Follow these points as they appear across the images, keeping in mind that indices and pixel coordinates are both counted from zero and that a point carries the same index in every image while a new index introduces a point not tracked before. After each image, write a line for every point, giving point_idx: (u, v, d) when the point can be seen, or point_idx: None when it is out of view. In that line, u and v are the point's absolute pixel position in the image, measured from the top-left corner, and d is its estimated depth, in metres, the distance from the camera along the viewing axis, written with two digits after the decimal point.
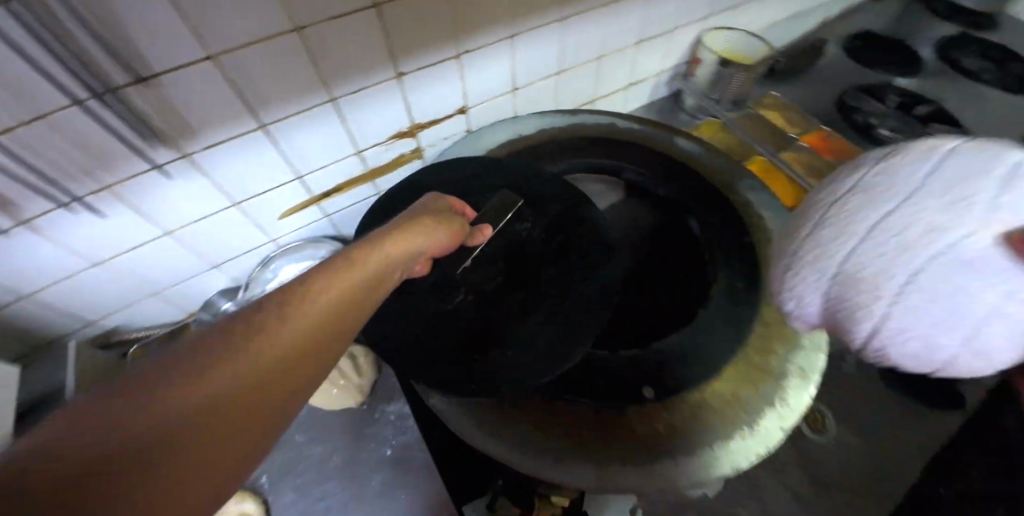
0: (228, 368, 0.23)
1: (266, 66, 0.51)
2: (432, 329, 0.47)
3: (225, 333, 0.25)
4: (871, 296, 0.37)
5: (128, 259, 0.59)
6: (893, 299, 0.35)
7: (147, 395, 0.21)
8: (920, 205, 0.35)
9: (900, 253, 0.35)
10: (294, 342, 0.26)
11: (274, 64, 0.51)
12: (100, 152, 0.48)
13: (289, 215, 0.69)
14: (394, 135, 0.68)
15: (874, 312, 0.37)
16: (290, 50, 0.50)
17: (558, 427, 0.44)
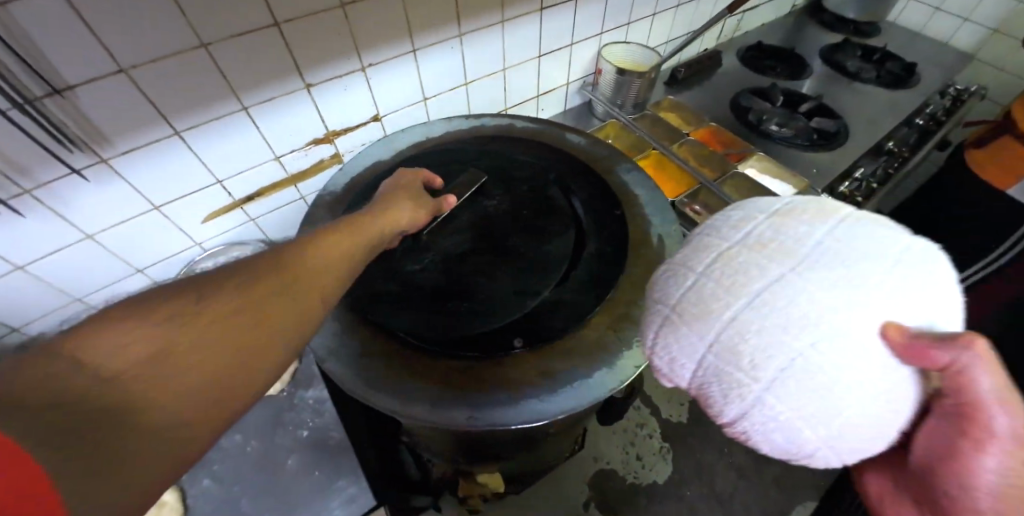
0: (201, 358, 0.26)
1: (178, 79, 0.57)
2: (399, 284, 0.56)
3: (200, 318, 0.28)
4: (732, 374, 0.30)
5: (51, 263, 0.63)
6: (770, 388, 0.29)
7: (128, 377, 0.24)
8: (791, 273, 0.29)
9: (742, 310, 0.30)
10: (258, 337, 0.30)
11: (186, 76, 0.57)
12: (18, 158, 0.52)
13: (215, 218, 0.74)
14: (312, 142, 0.75)
15: (742, 395, 0.30)
16: (200, 64, 0.57)
17: (445, 375, 0.50)
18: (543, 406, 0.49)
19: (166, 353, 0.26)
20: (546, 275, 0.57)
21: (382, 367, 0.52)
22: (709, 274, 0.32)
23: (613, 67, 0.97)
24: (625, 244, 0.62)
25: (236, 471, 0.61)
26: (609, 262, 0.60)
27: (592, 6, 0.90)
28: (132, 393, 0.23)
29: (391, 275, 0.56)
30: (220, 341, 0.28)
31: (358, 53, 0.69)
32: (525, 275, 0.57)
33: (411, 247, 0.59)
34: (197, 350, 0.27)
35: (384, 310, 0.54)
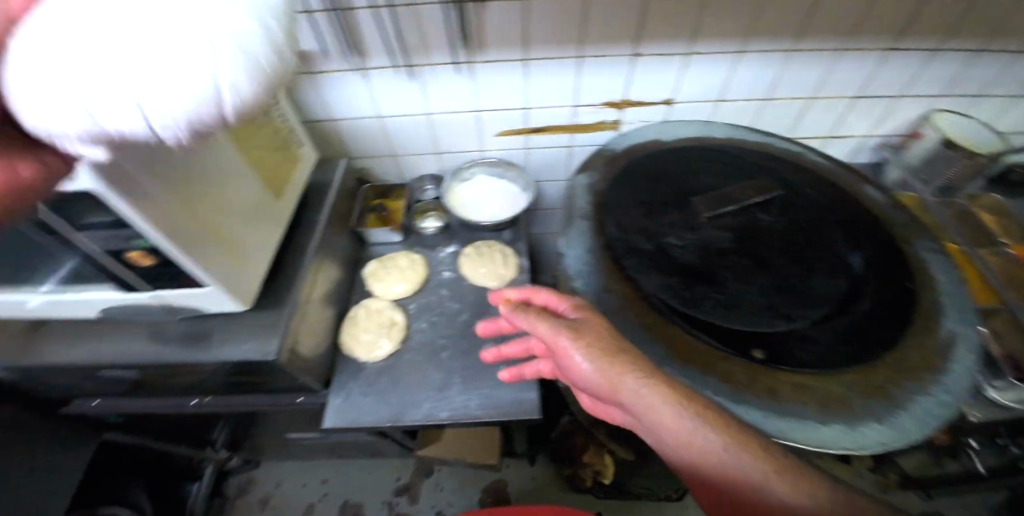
0: None
1: (553, 17, 0.68)
2: (659, 250, 0.60)
3: None
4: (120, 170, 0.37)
5: (397, 122, 0.82)
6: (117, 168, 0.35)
7: None
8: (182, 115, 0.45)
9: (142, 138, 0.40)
10: None
11: (560, 17, 0.68)
12: (429, 40, 0.69)
13: (504, 135, 0.86)
14: (607, 103, 0.83)
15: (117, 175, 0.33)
16: (574, 10, 0.67)
17: (679, 342, 0.53)
18: (757, 417, 0.48)
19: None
20: (806, 309, 0.55)
21: (623, 309, 0.57)
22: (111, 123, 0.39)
23: (940, 136, 0.83)
24: (905, 321, 0.55)
25: (444, 329, 0.74)
26: (879, 330, 0.54)
27: (952, 64, 0.78)
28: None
29: (653, 241, 0.61)
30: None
31: (692, 38, 0.72)
32: (782, 298, 0.56)
33: (682, 224, 0.63)
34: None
35: (641, 265, 0.59)
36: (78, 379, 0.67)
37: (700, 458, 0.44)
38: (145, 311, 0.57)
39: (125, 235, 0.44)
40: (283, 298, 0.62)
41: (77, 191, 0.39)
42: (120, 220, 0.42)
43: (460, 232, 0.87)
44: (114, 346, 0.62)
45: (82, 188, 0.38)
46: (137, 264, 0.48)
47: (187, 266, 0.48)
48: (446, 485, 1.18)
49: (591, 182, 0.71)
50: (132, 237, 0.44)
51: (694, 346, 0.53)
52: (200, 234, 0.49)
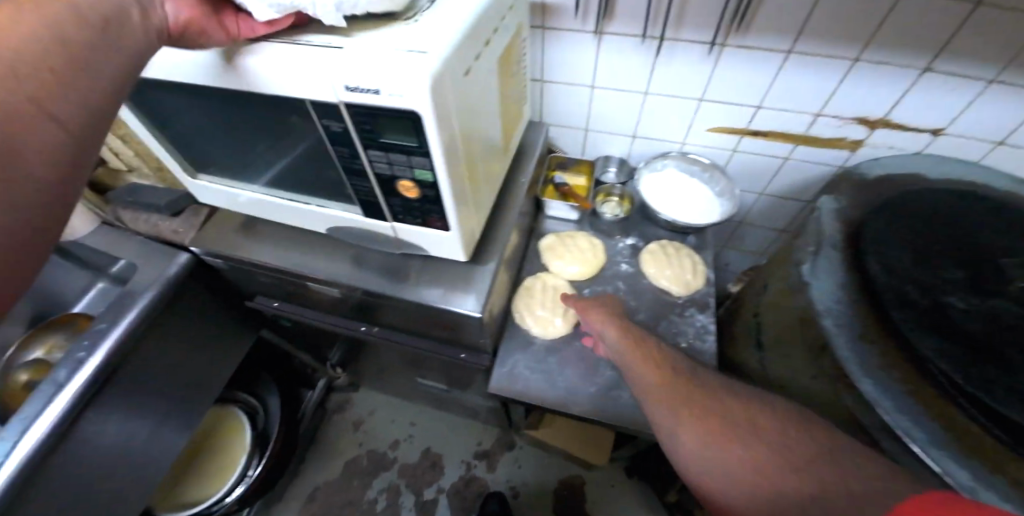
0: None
1: (846, 9, 0.57)
2: (939, 306, 0.49)
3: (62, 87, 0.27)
4: None
5: (605, 94, 0.76)
6: None
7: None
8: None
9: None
10: None
11: (855, 10, 0.56)
12: (686, 11, 0.61)
13: (716, 132, 0.77)
14: (857, 119, 0.70)
15: None
16: (877, 5, 0.55)
17: (944, 417, 0.46)
18: None
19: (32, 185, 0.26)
20: None
21: (882, 369, 0.49)
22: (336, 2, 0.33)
23: None
24: None
25: None
26: None
27: None
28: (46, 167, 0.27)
29: (933, 293, 0.50)
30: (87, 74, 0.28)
31: (1006, 67, 0.57)
32: None
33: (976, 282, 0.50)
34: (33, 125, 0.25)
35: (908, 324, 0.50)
36: (276, 281, 0.70)
37: (707, 463, 0.41)
38: (372, 239, 0.57)
39: (414, 164, 0.43)
40: (486, 257, 0.61)
41: (408, 111, 0.38)
42: (421, 148, 0.41)
43: (639, 223, 0.80)
44: (323, 261, 0.64)
45: (413, 108, 0.37)
46: (402, 194, 0.47)
47: (446, 208, 0.47)
48: (525, 464, 1.15)
49: (840, 208, 0.62)
50: (418, 167, 0.43)
51: (971, 431, 0.44)
52: (463, 177, 0.47)
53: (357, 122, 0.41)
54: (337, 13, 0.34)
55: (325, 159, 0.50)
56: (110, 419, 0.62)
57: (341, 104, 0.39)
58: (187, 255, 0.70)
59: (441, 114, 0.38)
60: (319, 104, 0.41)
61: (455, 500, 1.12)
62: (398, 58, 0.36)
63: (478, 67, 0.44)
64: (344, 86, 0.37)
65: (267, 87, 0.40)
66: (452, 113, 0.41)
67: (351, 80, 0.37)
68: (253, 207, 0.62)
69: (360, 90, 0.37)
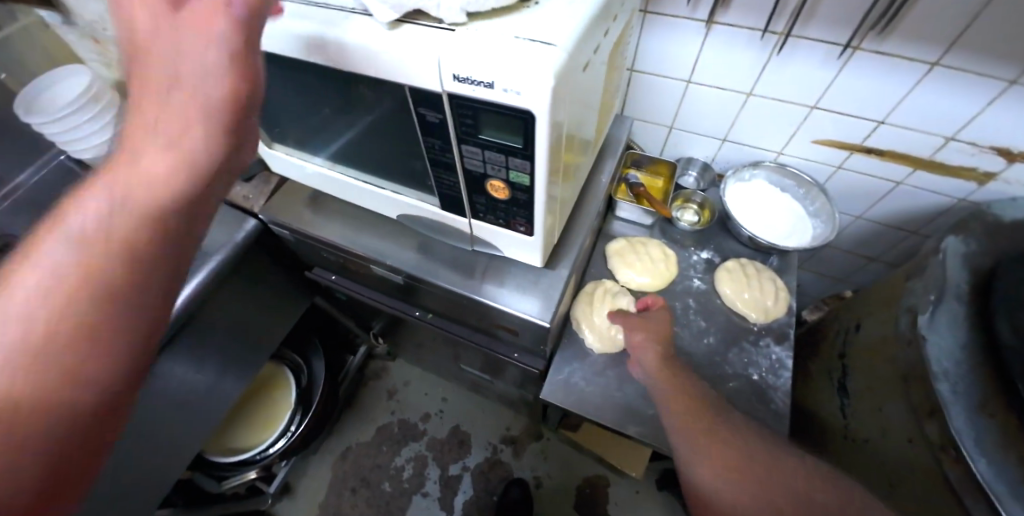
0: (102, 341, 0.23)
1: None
2: None
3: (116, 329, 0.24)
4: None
5: (699, 91, 0.68)
6: None
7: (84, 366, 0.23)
8: None
9: None
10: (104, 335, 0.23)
11: None
12: (817, 6, 0.53)
13: (820, 144, 0.69)
14: (1001, 149, 0.60)
15: None
16: None
17: None
18: None
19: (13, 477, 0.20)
20: None
21: (1002, 449, 0.43)
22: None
23: None
24: None
25: None
26: None
27: None
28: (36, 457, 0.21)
29: None
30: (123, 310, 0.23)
31: None
32: None
33: None
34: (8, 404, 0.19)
35: None
36: (337, 257, 0.70)
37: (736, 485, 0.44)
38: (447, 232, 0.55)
39: (511, 165, 0.39)
40: (557, 262, 0.58)
41: (522, 109, 0.34)
42: (524, 149, 0.37)
43: (716, 234, 0.73)
44: (387, 245, 0.63)
45: (528, 108, 0.33)
46: (490, 193, 0.44)
47: (535, 214, 0.43)
48: (550, 456, 1.15)
49: (969, 252, 0.54)
50: (516, 169, 0.40)
51: None
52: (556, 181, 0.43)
53: (458, 114, 0.38)
54: (461, 10, 0.34)
55: (410, 146, 0.47)
56: (177, 372, 0.65)
57: (445, 94, 0.36)
58: (254, 222, 0.70)
59: (554, 115, 0.34)
60: (420, 91, 0.38)
61: (479, 480, 1.13)
62: (517, 49, 0.32)
63: (592, 60, 0.39)
64: (453, 75, 0.34)
65: (367, 68, 0.38)
66: (561, 113, 0.37)
67: (463, 70, 0.33)
68: (324, 183, 0.61)
69: (470, 82, 0.34)
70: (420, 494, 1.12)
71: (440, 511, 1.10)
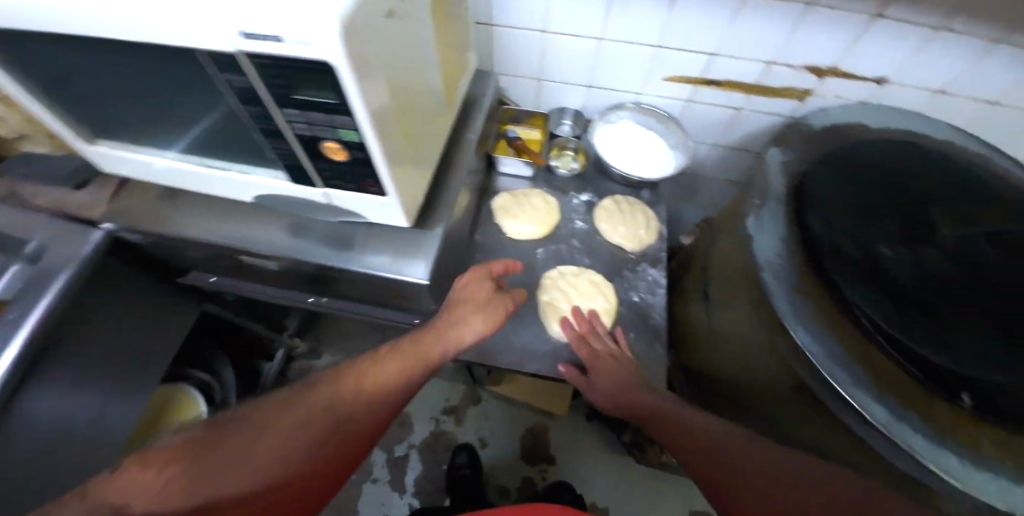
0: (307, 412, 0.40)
1: None
2: (861, 264, 0.53)
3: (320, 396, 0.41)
4: None
5: (559, 40, 0.71)
6: None
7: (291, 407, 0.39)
8: None
9: None
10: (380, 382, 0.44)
11: None
12: None
13: (672, 81, 0.75)
14: (809, 66, 0.69)
15: None
16: None
17: (875, 362, 0.49)
18: (956, 467, 0.44)
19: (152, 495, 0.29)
20: None
21: (816, 318, 0.51)
22: None
23: None
24: None
25: None
26: None
27: None
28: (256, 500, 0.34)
29: (857, 249, 0.53)
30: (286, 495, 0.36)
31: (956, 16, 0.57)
32: (1005, 349, 0.48)
33: (897, 239, 0.54)
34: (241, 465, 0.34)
35: (841, 274, 0.51)
36: (209, 256, 0.65)
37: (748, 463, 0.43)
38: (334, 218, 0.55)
39: (336, 123, 0.38)
40: (432, 221, 0.58)
41: (319, 62, 0.32)
42: (343, 106, 0.36)
43: (594, 179, 0.79)
44: (258, 233, 0.59)
45: (328, 60, 0.32)
46: (328, 157, 0.42)
47: (380, 173, 0.43)
48: (491, 415, 1.20)
49: (787, 159, 0.62)
50: (342, 127, 0.39)
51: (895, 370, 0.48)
52: (396, 138, 0.43)
53: (266, 76, 0.35)
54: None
55: (235, 120, 0.43)
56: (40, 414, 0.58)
57: (242, 55, 0.33)
58: (99, 233, 0.62)
59: (354, 67, 0.33)
60: (218, 57, 0.34)
61: (426, 454, 1.16)
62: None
63: (403, 9, 0.39)
64: (241, 32, 0.31)
65: (137, 30, 0.32)
66: (374, 65, 0.36)
67: (250, 24, 0.30)
68: (169, 175, 0.55)
69: (259, 38, 0.31)
70: (370, 482, 1.12)
71: (393, 492, 1.11)
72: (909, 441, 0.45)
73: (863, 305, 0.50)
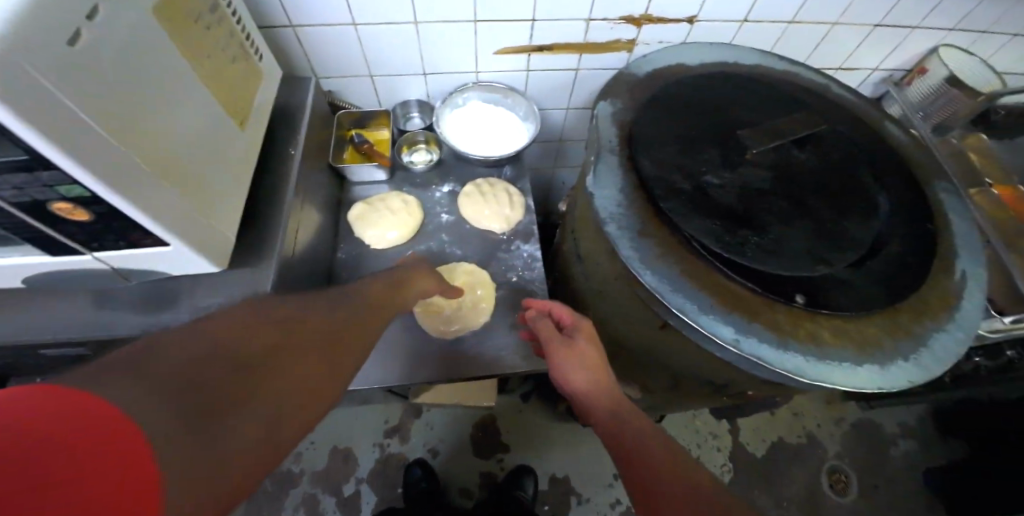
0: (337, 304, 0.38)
1: None
2: (691, 196, 0.55)
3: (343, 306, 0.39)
4: None
5: (376, 31, 0.67)
6: None
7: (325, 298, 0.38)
8: None
9: None
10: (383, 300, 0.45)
11: None
12: None
13: (504, 54, 0.74)
14: (624, 18, 0.70)
15: None
16: None
17: (721, 284, 0.50)
18: (805, 364, 0.46)
19: (160, 428, 0.18)
20: (845, 252, 0.52)
21: (659, 257, 0.52)
22: None
23: (946, 71, 0.84)
24: (932, 260, 0.53)
25: None
26: (909, 275, 0.52)
27: None
28: (254, 416, 0.24)
29: (686, 182, 0.56)
30: (286, 393, 0.26)
31: None
32: (823, 242, 0.52)
33: (719, 164, 0.57)
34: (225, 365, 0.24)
35: (674, 209, 0.53)
36: (13, 358, 0.55)
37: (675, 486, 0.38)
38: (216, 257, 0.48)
39: (48, 180, 0.31)
40: (260, 257, 0.52)
41: None
42: (42, 159, 0.29)
43: (454, 167, 0.78)
44: (56, 317, 0.50)
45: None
46: (71, 219, 0.35)
47: (144, 223, 0.36)
48: (435, 423, 1.19)
49: (615, 110, 0.63)
50: (60, 183, 0.31)
51: (739, 286, 0.49)
52: (155, 178, 0.36)
53: None
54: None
55: None
56: None
57: None
58: None
59: (28, 106, 0.26)
60: None
61: (377, 482, 1.12)
62: None
63: (94, 23, 0.31)
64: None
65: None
66: (75, 102, 0.29)
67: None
68: None
69: None
70: None
71: None
72: (746, 346, 0.46)
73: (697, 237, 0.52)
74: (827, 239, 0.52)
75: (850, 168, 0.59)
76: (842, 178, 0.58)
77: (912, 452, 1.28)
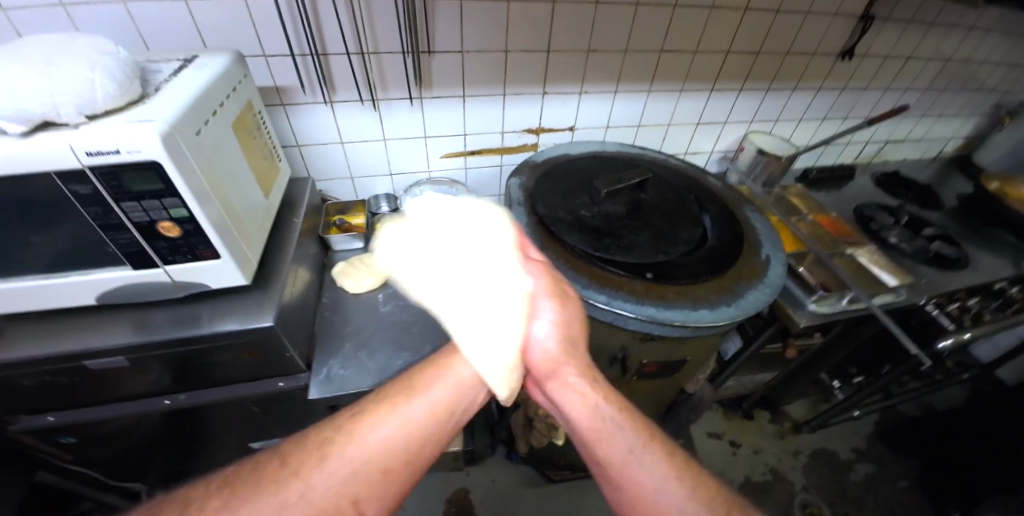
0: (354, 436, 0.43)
1: (480, 63, 0.91)
2: (576, 220, 0.81)
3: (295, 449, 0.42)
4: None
5: (358, 147, 0.99)
6: None
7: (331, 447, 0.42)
8: (112, 104, 0.49)
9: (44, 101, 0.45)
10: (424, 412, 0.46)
11: (485, 64, 0.92)
12: (389, 78, 0.88)
13: (447, 157, 1.08)
14: (526, 129, 1.07)
15: None
16: (495, 61, 0.92)
17: (598, 272, 0.73)
18: (657, 313, 0.67)
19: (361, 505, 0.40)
20: (677, 246, 0.78)
21: (554, 259, 0.75)
22: (65, 116, 0.46)
23: (755, 148, 1.23)
24: (738, 248, 0.81)
25: (412, 310, 0.88)
26: (723, 258, 0.78)
27: (751, 98, 1.20)
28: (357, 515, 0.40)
29: (569, 212, 0.82)
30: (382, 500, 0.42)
31: (581, 83, 1.01)
32: (661, 241, 0.78)
33: (591, 202, 0.85)
34: (320, 504, 0.39)
35: (561, 229, 0.78)
36: (42, 383, 0.66)
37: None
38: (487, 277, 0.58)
39: (167, 205, 0.53)
40: (272, 283, 0.73)
41: (148, 161, 0.49)
42: (169, 189, 0.52)
43: None
44: (99, 335, 0.65)
45: (153, 159, 0.49)
46: (164, 235, 0.56)
47: (210, 237, 0.58)
48: (408, 505, 1.27)
49: (522, 182, 0.92)
50: (172, 207, 0.54)
51: (608, 271, 0.73)
52: (221, 212, 0.59)
53: (106, 180, 0.50)
54: (77, 111, 0.47)
55: (71, 228, 0.54)
56: None
57: (86, 168, 0.48)
58: None
59: (176, 159, 0.50)
60: (63, 172, 0.48)
61: None
62: (125, 126, 0.47)
63: (209, 127, 0.58)
64: (85, 152, 0.46)
65: None
66: (192, 163, 0.53)
67: (91, 146, 0.46)
68: None
69: (101, 153, 0.47)
70: None
71: None
72: (616, 306, 0.67)
73: (580, 243, 0.76)
74: (665, 239, 0.79)
75: (681, 199, 0.89)
76: (677, 205, 0.87)
77: (871, 474, 1.42)
